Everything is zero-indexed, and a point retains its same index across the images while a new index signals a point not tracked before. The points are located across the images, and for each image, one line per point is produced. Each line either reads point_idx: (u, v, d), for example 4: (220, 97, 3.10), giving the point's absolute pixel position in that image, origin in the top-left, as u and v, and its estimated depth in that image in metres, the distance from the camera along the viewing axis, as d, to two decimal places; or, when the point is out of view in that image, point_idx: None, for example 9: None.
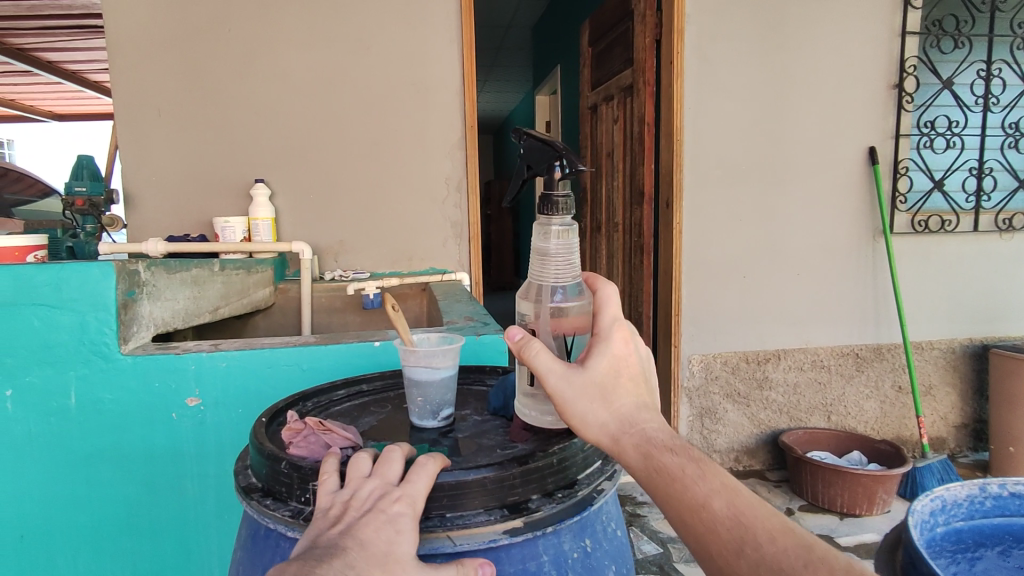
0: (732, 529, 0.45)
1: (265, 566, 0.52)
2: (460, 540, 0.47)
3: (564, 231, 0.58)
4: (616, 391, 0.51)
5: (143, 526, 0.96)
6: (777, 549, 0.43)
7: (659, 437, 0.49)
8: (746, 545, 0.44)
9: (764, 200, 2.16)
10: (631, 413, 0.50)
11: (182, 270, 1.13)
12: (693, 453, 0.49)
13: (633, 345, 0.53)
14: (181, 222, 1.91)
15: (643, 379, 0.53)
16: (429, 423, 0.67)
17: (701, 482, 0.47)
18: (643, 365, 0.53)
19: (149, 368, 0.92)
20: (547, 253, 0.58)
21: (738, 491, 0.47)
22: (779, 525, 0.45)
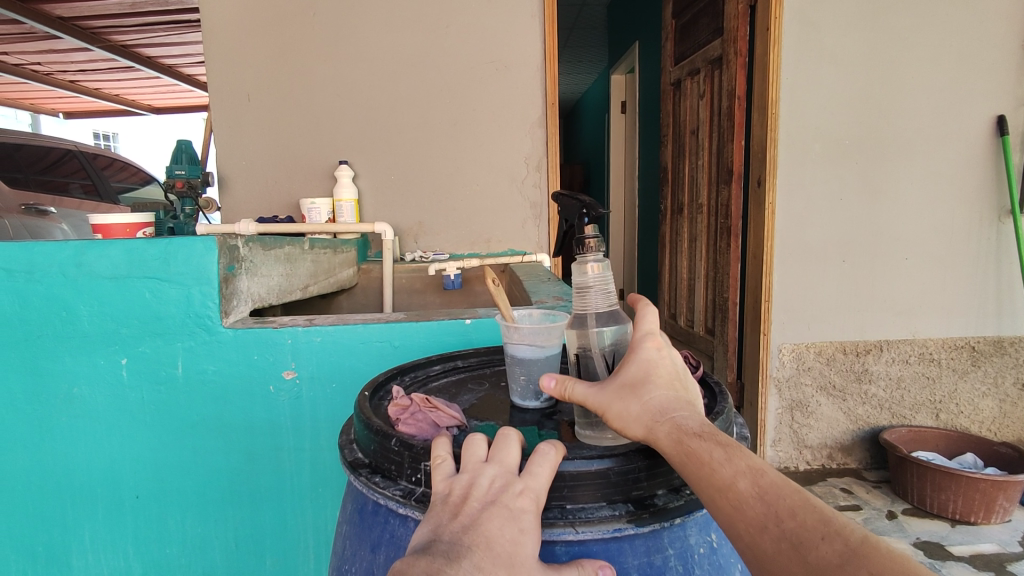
0: (754, 504, 0.37)
1: (373, 545, 0.51)
2: (584, 531, 0.43)
3: (601, 269, 0.55)
4: (647, 389, 0.46)
5: (244, 494, 0.99)
6: (799, 522, 0.35)
7: (690, 425, 0.43)
8: (769, 520, 0.36)
9: (869, 178, 1.98)
10: (671, 402, 0.45)
11: (276, 247, 1.15)
12: (721, 436, 0.42)
13: (668, 353, 0.49)
14: (270, 205, 1.97)
15: (683, 388, 0.48)
16: (533, 403, 0.63)
17: (722, 460, 0.40)
18: (684, 379, 0.49)
19: (248, 342, 0.94)
20: (585, 284, 0.55)
21: (760, 467, 0.39)
22: (806, 501, 0.37)
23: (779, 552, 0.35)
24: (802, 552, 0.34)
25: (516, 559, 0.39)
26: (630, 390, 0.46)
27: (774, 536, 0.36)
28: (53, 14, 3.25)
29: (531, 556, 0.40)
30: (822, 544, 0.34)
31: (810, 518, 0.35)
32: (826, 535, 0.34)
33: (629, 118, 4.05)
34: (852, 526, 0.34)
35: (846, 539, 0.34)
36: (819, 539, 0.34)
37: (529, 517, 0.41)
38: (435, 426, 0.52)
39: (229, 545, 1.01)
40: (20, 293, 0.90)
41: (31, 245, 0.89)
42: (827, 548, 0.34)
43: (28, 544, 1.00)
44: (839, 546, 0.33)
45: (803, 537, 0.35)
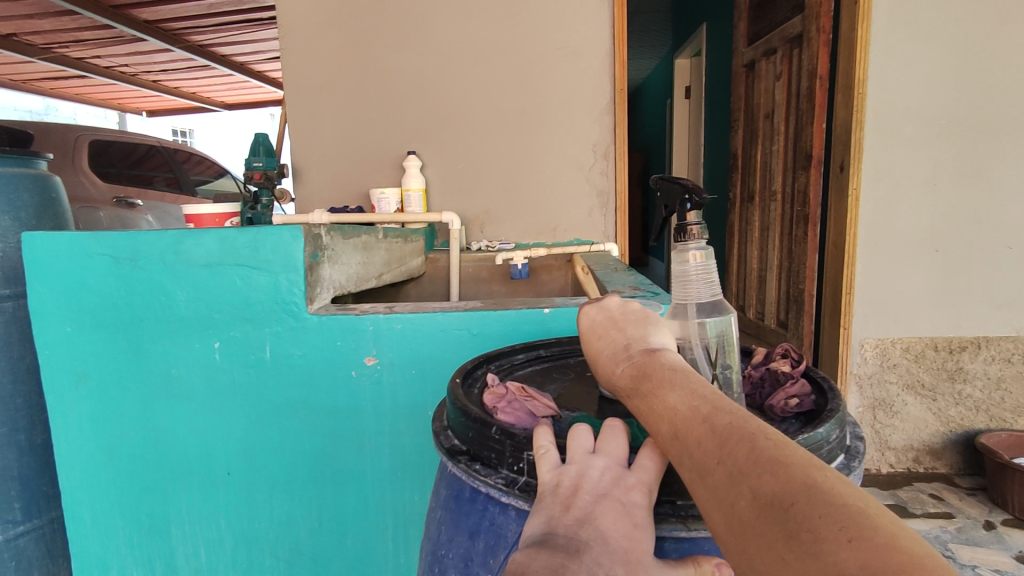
0: (673, 444, 0.38)
1: (471, 532, 0.50)
2: (696, 529, 0.41)
3: (704, 257, 0.54)
4: (596, 357, 0.51)
5: (326, 474, 1.02)
6: (700, 452, 0.36)
7: (618, 382, 0.47)
8: (683, 456, 0.37)
9: (971, 161, 1.84)
10: (609, 357, 0.49)
11: (354, 236, 1.17)
12: (639, 386, 0.44)
13: (598, 310, 0.53)
14: (341, 195, 2.03)
15: (620, 329, 0.50)
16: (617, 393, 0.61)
17: (645, 413, 0.42)
18: (626, 316, 0.52)
19: (332, 328, 0.96)
20: (686, 273, 0.54)
21: (672, 409, 0.40)
22: (708, 428, 0.36)
23: (692, 483, 0.36)
24: (703, 478, 0.35)
25: (635, 558, 0.37)
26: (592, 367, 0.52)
27: (686, 469, 0.37)
28: (139, 18, 3.44)
29: (649, 554, 0.38)
30: (715, 468, 0.34)
31: (709, 445, 0.35)
32: (720, 460, 0.34)
33: (695, 104, 3.91)
34: (741, 440, 0.34)
35: (734, 458, 0.33)
36: (714, 465, 0.34)
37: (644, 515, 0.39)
38: (531, 416, 0.52)
39: (313, 523, 1.04)
40: (125, 279, 0.96)
41: (135, 234, 0.95)
42: (721, 471, 0.34)
43: (134, 512, 1.07)
44: (726, 468, 0.33)
45: (701, 464, 0.35)
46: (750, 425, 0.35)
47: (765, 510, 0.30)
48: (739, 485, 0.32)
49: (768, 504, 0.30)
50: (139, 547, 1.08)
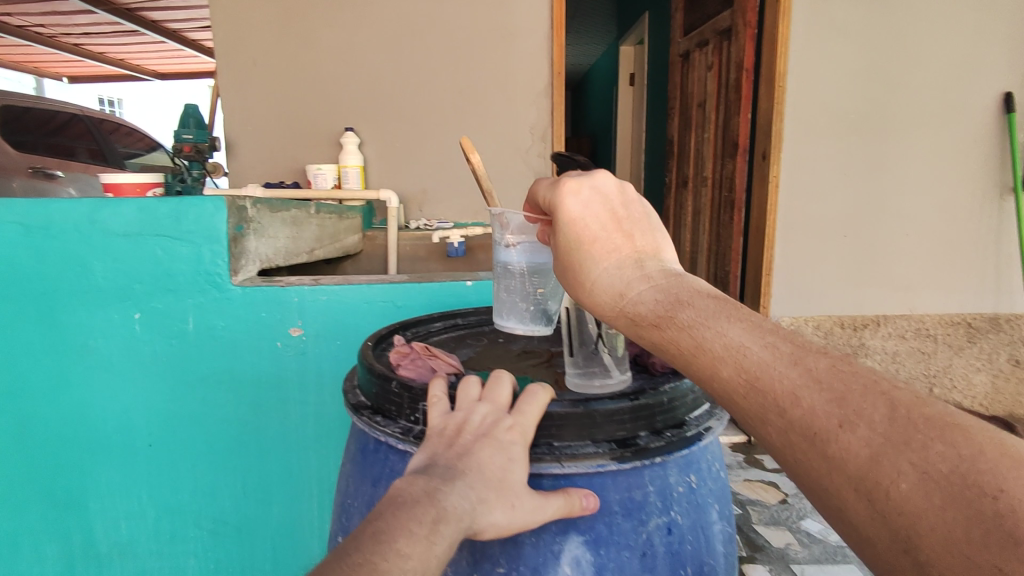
0: (748, 394, 0.34)
1: (374, 481, 0.54)
2: (570, 465, 0.46)
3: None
4: (590, 262, 0.45)
5: (251, 445, 1.03)
6: (806, 409, 0.31)
7: (641, 314, 0.41)
8: (771, 410, 0.33)
9: (876, 153, 1.99)
10: (614, 274, 0.43)
11: (283, 210, 1.17)
12: (677, 320, 0.39)
13: (592, 201, 0.47)
14: (276, 171, 1.99)
15: (627, 235, 0.45)
16: (543, 326, 0.75)
17: (694, 350, 0.37)
18: (628, 215, 0.46)
19: (256, 299, 0.97)
20: None
21: (741, 344, 0.35)
22: (807, 375, 0.32)
23: (800, 450, 0.31)
24: (819, 445, 0.30)
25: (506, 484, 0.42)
26: (575, 269, 0.46)
27: (781, 430, 0.32)
28: None
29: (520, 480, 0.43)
30: (842, 434, 0.30)
31: (821, 400, 0.31)
32: (844, 423, 0.30)
33: (637, 92, 4.01)
34: (872, 396, 0.30)
35: (871, 422, 0.29)
36: (837, 428, 0.30)
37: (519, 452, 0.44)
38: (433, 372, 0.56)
39: (237, 494, 1.05)
40: (37, 248, 0.93)
41: (48, 202, 0.92)
42: (852, 437, 0.29)
43: (48, 486, 1.04)
44: (864, 434, 0.29)
45: (817, 429, 0.30)
46: (862, 376, 0.31)
47: (947, 498, 0.26)
48: (893, 461, 0.28)
49: (956, 492, 0.26)
50: (53, 520, 1.05)
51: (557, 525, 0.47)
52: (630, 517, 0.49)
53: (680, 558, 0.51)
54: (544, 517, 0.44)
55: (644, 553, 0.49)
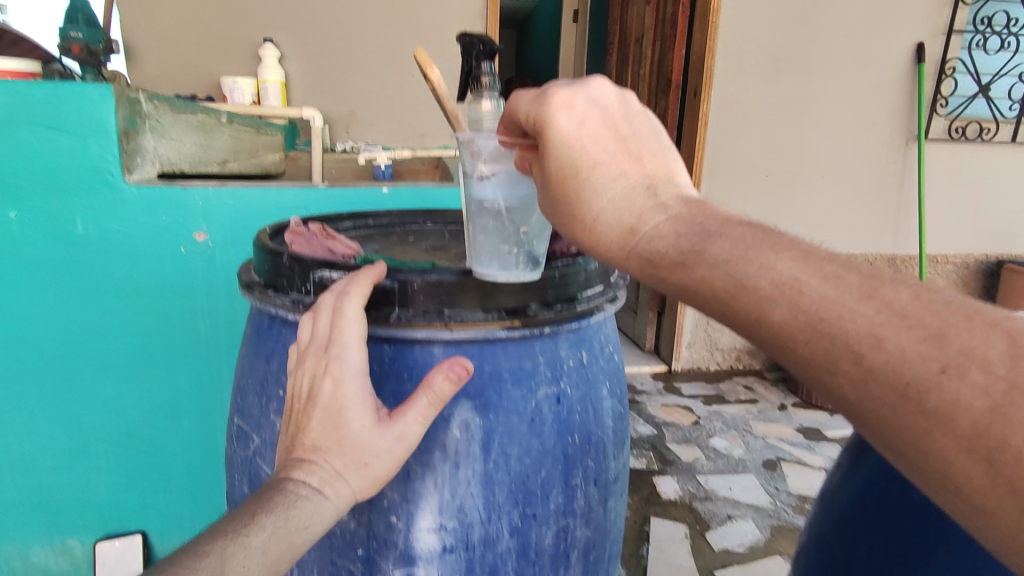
0: (811, 341, 0.31)
1: (268, 356, 0.54)
2: (459, 331, 0.48)
3: (494, 109, 0.57)
4: (595, 188, 0.40)
5: (158, 354, 0.99)
6: (894, 353, 0.29)
7: (660, 253, 0.37)
8: (847, 359, 0.30)
9: (799, 95, 2.05)
10: (619, 207, 0.40)
11: (187, 113, 1.10)
12: (709, 255, 0.35)
13: (589, 119, 0.41)
14: (186, 83, 1.83)
15: (632, 158, 0.41)
16: (530, 277, 0.50)
17: (735, 289, 0.34)
18: (631, 136, 0.42)
19: (156, 201, 0.91)
20: (479, 121, 0.57)
21: (793, 279, 0.32)
22: (888, 312, 0.30)
23: (891, 405, 0.29)
24: (921, 398, 0.28)
25: (342, 437, 0.41)
26: (573, 196, 0.41)
27: (858, 380, 0.30)
28: None
29: (365, 427, 0.42)
30: (948, 383, 0.28)
31: (910, 340, 0.29)
32: (949, 369, 0.28)
33: (580, 27, 3.94)
34: (980, 332, 0.28)
35: (988, 365, 0.27)
36: (940, 377, 0.28)
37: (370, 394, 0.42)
38: (329, 252, 0.55)
39: (145, 406, 1.01)
40: None
41: None
42: (961, 386, 0.27)
43: None
44: (977, 381, 0.27)
45: (910, 379, 0.28)
46: (953, 307, 0.29)
47: None
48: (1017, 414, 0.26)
49: None
50: None
51: None
52: (518, 385, 0.51)
53: (569, 427, 0.53)
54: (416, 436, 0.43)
55: (532, 420, 0.51)
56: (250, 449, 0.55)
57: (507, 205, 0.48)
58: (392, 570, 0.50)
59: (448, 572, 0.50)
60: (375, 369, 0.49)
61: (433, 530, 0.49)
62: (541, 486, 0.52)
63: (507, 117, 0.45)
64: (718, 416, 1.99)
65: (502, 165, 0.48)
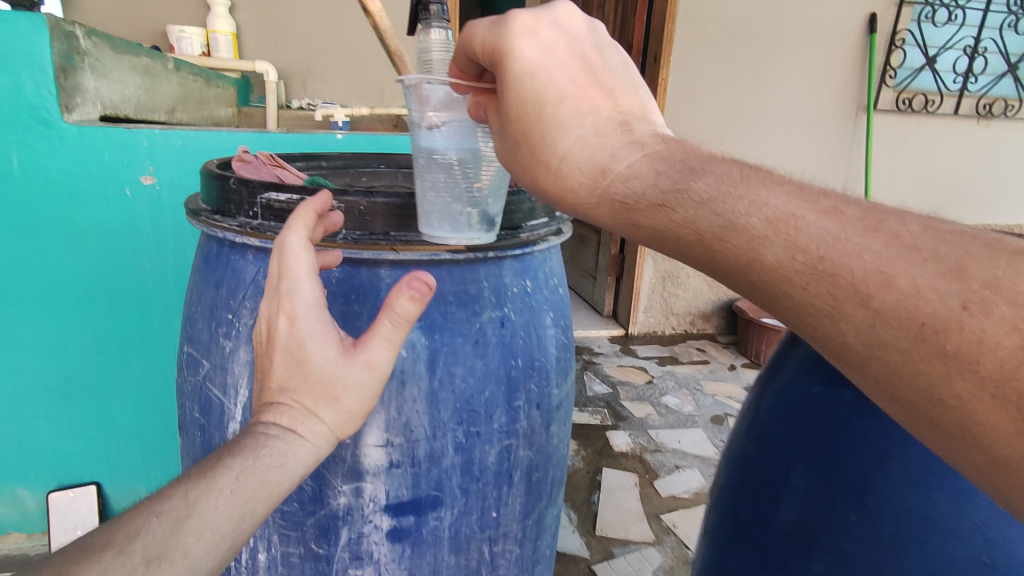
0: (811, 283, 0.30)
1: (216, 283, 0.54)
2: (403, 253, 0.49)
3: (443, 40, 0.54)
4: (560, 123, 0.37)
5: (104, 299, 0.97)
6: (906, 289, 0.28)
7: (635, 196, 0.36)
8: (855, 300, 0.29)
9: (755, 63, 2.10)
10: (584, 146, 0.37)
11: (130, 55, 1.06)
12: (692, 194, 0.34)
13: (551, 49, 0.38)
14: (130, 31, 1.74)
15: (601, 94, 0.38)
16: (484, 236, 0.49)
17: (724, 231, 0.32)
18: (596, 71, 0.39)
19: (97, 141, 0.89)
20: (428, 51, 0.55)
21: (788, 214, 0.31)
22: (897, 247, 0.29)
23: (900, 346, 0.28)
24: (941, 340, 0.27)
25: (307, 372, 0.38)
26: (535, 133, 0.38)
27: (865, 324, 0.29)
28: None
29: (330, 362, 0.38)
30: (969, 319, 0.27)
31: (926, 276, 0.28)
32: (970, 304, 0.27)
33: None
34: (1003, 264, 0.27)
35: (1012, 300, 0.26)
36: (961, 314, 0.27)
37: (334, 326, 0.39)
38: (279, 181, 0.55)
39: (91, 353, 1.00)
40: None
41: None
42: (984, 324, 0.27)
43: None
44: (1002, 316, 0.26)
45: (926, 318, 0.28)
46: (964, 239, 0.29)
47: None
48: None
49: None
50: None
51: None
52: (464, 307, 0.53)
53: (511, 349, 0.55)
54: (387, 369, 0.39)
55: (476, 341, 0.53)
56: (199, 375, 0.56)
57: (460, 161, 0.45)
58: (341, 486, 0.52)
59: (395, 487, 0.52)
60: (324, 289, 0.50)
61: (380, 447, 0.51)
62: (484, 405, 0.54)
63: (462, 50, 0.42)
64: (672, 376, 2.06)
65: (458, 115, 0.44)
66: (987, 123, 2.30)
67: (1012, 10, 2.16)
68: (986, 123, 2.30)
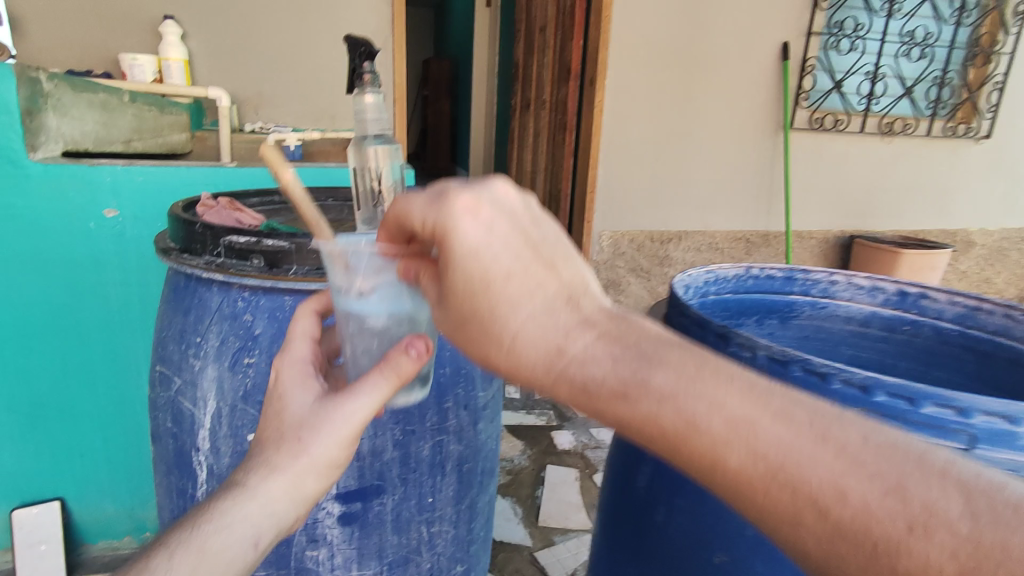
0: (770, 490, 0.31)
1: (185, 310, 0.64)
2: None
3: (376, 101, 0.66)
4: (509, 300, 0.37)
5: (70, 325, 1.04)
6: (857, 506, 0.29)
7: (596, 381, 0.35)
8: (808, 510, 0.30)
9: (682, 87, 2.28)
10: (540, 327, 0.37)
11: (88, 92, 1.13)
12: (653, 388, 0.34)
13: (495, 230, 0.37)
14: (80, 59, 1.78)
15: (546, 270, 0.38)
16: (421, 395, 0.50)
17: (685, 431, 0.32)
18: (539, 245, 0.38)
19: (62, 178, 0.96)
20: (362, 110, 0.66)
21: (746, 419, 0.32)
22: (843, 457, 0.30)
23: (855, 560, 0.29)
24: (893, 560, 0.28)
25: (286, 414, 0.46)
26: (484, 314, 0.37)
27: (824, 535, 0.30)
28: None
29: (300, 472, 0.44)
30: (915, 542, 0.28)
31: (873, 493, 0.29)
32: (918, 527, 0.28)
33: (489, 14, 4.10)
34: (931, 480, 0.28)
35: (949, 524, 0.27)
36: (908, 538, 0.28)
37: (316, 380, 0.48)
38: (237, 222, 0.65)
39: (58, 375, 1.06)
40: None
41: None
42: (929, 547, 0.27)
43: None
44: (946, 541, 0.27)
45: (878, 539, 0.28)
46: (901, 451, 0.30)
47: None
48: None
49: None
50: None
51: None
52: None
53: (440, 360, 0.67)
54: (364, 421, 0.45)
55: None
56: (172, 390, 0.65)
57: (389, 327, 0.46)
58: None
59: (345, 478, 0.63)
60: (280, 315, 0.60)
61: None
62: (418, 408, 0.65)
63: (396, 222, 0.41)
64: None
65: (386, 280, 0.44)
66: (890, 139, 2.55)
67: (905, 41, 2.43)
68: (889, 139, 2.55)
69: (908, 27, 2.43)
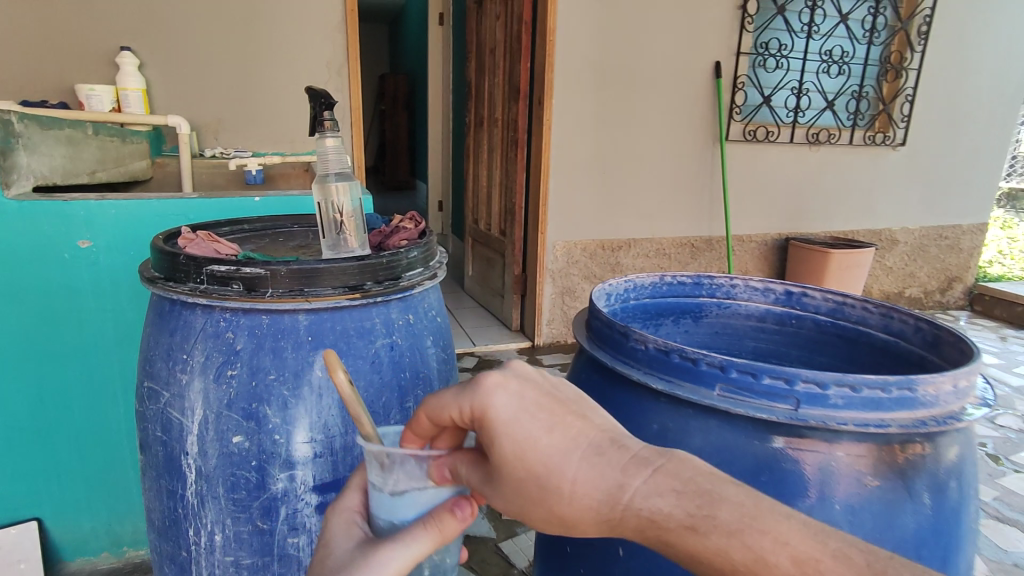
0: None
1: (171, 331, 0.72)
2: (314, 302, 0.69)
3: (336, 143, 0.77)
4: (559, 454, 0.39)
5: (43, 351, 1.09)
6: None
7: (663, 512, 0.37)
8: None
9: (623, 104, 2.43)
10: (599, 474, 0.39)
11: (54, 127, 1.20)
12: (719, 522, 0.36)
13: (523, 393, 0.41)
14: (35, 88, 1.80)
15: (578, 420, 0.41)
16: None
17: (752, 564, 0.35)
18: (563, 400, 0.42)
19: (36, 213, 1.02)
20: (325, 152, 0.77)
21: (810, 556, 0.34)
22: None
23: None
24: None
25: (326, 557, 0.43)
26: (537, 474, 0.39)
27: None
28: None
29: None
30: None
31: None
32: None
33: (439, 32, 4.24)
34: None
35: None
36: None
37: (361, 528, 0.45)
38: (215, 253, 0.74)
39: (32, 398, 1.10)
40: None
41: None
42: None
43: None
44: None
45: None
46: None
47: None
48: None
49: None
50: None
51: (311, 344, 0.70)
52: (362, 337, 0.73)
53: (400, 365, 0.76)
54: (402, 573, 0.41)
55: (372, 361, 0.74)
56: (160, 403, 0.73)
57: None
58: (278, 474, 0.70)
59: (319, 472, 0.72)
60: (257, 332, 0.69)
61: (306, 442, 0.70)
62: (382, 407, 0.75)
63: (429, 421, 0.43)
64: None
65: (424, 482, 0.43)
66: (817, 148, 2.77)
67: (824, 59, 2.67)
68: (817, 148, 2.77)
69: (825, 46, 2.67)
